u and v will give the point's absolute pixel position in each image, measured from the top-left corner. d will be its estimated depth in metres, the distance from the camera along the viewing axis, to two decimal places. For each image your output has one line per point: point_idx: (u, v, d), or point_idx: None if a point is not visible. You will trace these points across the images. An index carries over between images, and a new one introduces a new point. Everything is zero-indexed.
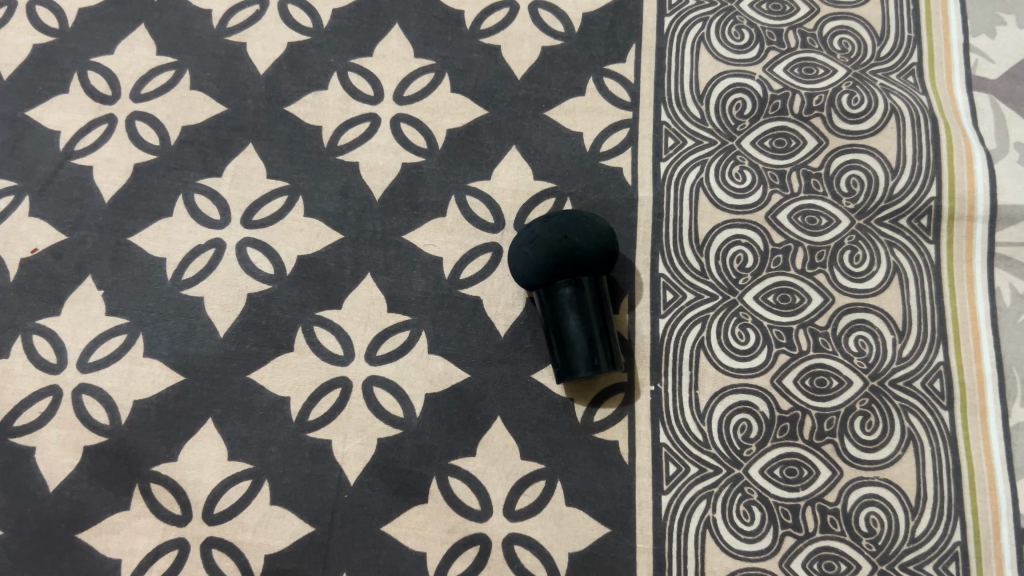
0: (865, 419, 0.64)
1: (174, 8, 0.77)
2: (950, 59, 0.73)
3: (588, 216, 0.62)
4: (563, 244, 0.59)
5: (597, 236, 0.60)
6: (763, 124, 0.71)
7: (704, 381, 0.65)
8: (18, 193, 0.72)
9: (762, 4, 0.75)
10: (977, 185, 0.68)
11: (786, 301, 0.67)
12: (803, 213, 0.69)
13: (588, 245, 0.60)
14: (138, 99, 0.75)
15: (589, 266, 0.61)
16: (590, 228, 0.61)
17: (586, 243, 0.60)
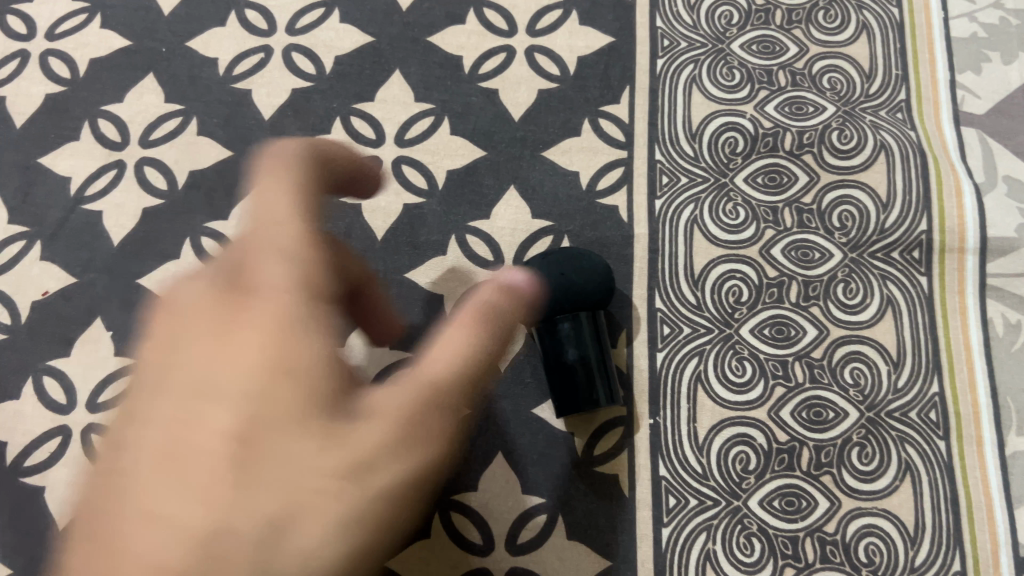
0: (863, 449, 0.65)
1: (181, 57, 0.80)
2: (937, 95, 0.75)
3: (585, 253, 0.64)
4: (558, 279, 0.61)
5: (592, 273, 0.62)
6: (755, 161, 0.73)
7: (702, 414, 0.66)
8: (30, 238, 0.74)
9: (752, 45, 0.77)
10: (967, 218, 0.70)
11: (782, 334, 0.68)
12: (796, 248, 0.70)
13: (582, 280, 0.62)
14: (146, 145, 0.77)
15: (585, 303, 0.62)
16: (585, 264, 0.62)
17: (581, 280, 0.61)
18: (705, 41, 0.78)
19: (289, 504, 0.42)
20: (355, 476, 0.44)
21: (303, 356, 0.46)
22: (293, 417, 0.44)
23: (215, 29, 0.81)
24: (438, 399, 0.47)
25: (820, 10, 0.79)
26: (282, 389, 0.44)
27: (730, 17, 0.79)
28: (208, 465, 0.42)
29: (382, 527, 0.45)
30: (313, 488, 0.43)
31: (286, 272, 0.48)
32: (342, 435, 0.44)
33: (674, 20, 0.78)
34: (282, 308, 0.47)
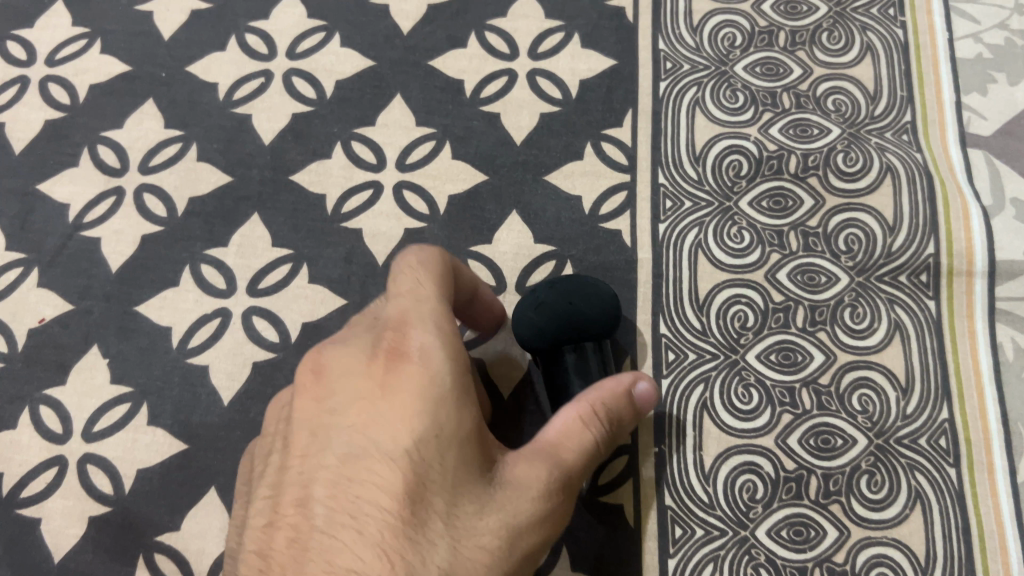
0: (872, 477, 0.64)
1: (182, 83, 0.80)
2: (943, 116, 0.74)
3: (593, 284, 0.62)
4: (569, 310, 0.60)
5: (603, 303, 0.61)
6: (759, 184, 0.72)
7: (708, 442, 0.65)
8: (27, 264, 0.74)
9: (756, 67, 0.77)
10: (975, 241, 0.69)
11: (789, 360, 0.67)
12: (802, 272, 0.69)
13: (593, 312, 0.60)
14: (146, 171, 0.76)
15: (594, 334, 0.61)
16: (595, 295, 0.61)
17: (593, 310, 0.60)
18: (708, 64, 0.77)
19: (455, 559, 0.44)
20: (520, 539, 0.47)
21: (462, 428, 0.47)
22: (456, 477, 0.46)
23: (216, 54, 0.81)
24: (577, 474, 0.51)
25: (823, 32, 0.78)
26: (449, 457, 0.46)
27: (733, 39, 0.78)
28: (382, 523, 0.45)
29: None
30: (489, 543, 0.45)
31: (445, 348, 0.49)
32: (509, 505, 0.47)
33: (677, 43, 0.78)
34: (434, 384, 0.48)
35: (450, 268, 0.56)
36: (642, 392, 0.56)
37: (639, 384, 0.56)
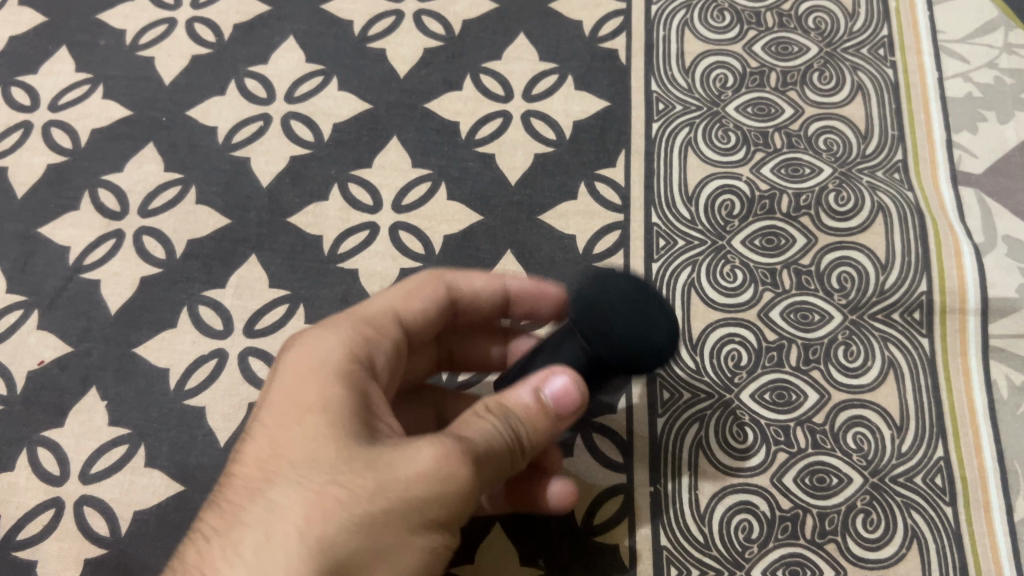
0: (867, 516, 0.63)
1: (182, 127, 0.81)
2: (934, 155, 0.75)
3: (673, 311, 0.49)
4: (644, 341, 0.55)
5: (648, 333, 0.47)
6: (752, 223, 0.73)
7: (704, 481, 0.65)
8: (27, 306, 0.74)
9: (747, 107, 0.78)
10: (967, 279, 0.69)
11: (783, 399, 0.67)
12: (795, 310, 0.70)
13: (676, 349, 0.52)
14: (145, 214, 0.77)
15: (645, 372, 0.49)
16: (640, 321, 0.47)
17: None
18: (700, 104, 0.78)
19: (293, 503, 0.42)
20: (387, 492, 0.42)
21: (328, 394, 0.46)
22: (318, 436, 0.44)
23: (215, 98, 0.82)
24: (470, 441, 0.45)
25: (814, 72, 0.79)
26: (312, 418, 0.45)
27: (724, 80, 0.79)
28: (236, 487, 0.44)
29: (412, 546, 0.43)
30: (342, 491, 0.42)
31: (345, 336, 0.50)
32: (376, 461, 0.43)
33: (669, 84, 0.79)
34: (313, 352, 0.48)
35: (422, 280, 0.57)
36: (550, 399, 0.47)
37: (542, 389, 0.48)
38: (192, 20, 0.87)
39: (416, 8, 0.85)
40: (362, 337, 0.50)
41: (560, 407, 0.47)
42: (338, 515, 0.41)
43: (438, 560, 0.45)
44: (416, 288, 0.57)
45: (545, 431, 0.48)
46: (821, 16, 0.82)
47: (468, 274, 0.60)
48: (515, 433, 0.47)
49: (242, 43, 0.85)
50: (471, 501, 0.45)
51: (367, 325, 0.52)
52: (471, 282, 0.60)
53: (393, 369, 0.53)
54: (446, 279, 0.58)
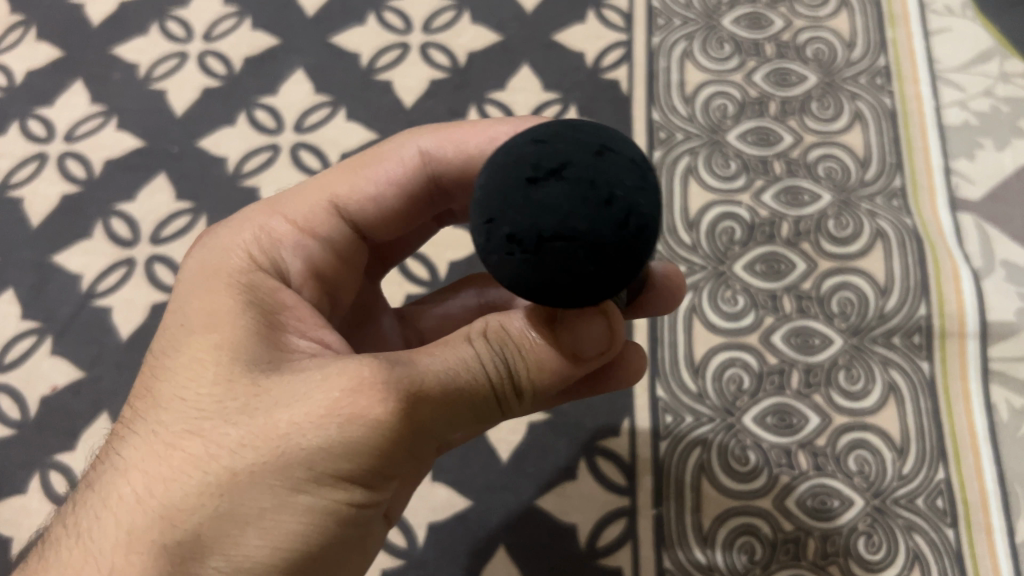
0: (869, 538, 0.64)
1: (192, 157, 0.83)
2: (932, 181, 0.76)
3: (577, 214, 0.31)
4: (602, 143, 0.33)
5: (554, 285, 0.32)
6: (753, 249, 0.74)
7: (707, 504, 0.65)
8: (41, 333, 0.76)
9: (748, 136, 0.79)
10: (966, 303, 0.70)
11: (785, 423, 0.68)
12: (796, 334, 0.71)
13: (632, 182, 0.32)
14: (157, 242, 0.79)
15: (618, 283, 0.33)
16: (539, 274, 0.32)
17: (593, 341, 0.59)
18: (700, 133, 0.80)
19: (153, 441, 0.41)
20: (262, 440, 0.38)
21: (224, 318, 0.44)
22: (201, 368, 0.42)
23: (225, 129, 0.84)
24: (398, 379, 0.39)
25: (813, 101, 0.81)
26: (203, 347, 0.43)
27: (725, 109, 0.81)
28: (126, 417, 0.44)
29: (294, 507, 0.38)
30: (212, 438, 0.39)
31: (261, 241, 0.49)
32: (262, 399, 0.40)
33: (670, 113, 0.81)
34: (222, 274, 0.47)
35: (388, 148, 0.54)
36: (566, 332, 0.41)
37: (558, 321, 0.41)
38: (204, 53, 0.89)
39: (422, 41, 0.87)
40: (280, 241, 0.50)
41: (583, 346, 0.41)
42: (203, 466, 0.39)
43: (352, 519, 0.40)
44: (372, 170, 0.54)
45: (551, 370, 0.41)
46: (821, 46, 0.83)
47: (443, 132, 0.54)
48: (506, 365, 0.41)
49: (252, 75, 0.87)
50: (382, 450, 0.39)
51: (292, 225, 0.51)
52: (441, 148, 0.54)
53: (323, 268, 0.51)
54: (421, 147, 0.54)
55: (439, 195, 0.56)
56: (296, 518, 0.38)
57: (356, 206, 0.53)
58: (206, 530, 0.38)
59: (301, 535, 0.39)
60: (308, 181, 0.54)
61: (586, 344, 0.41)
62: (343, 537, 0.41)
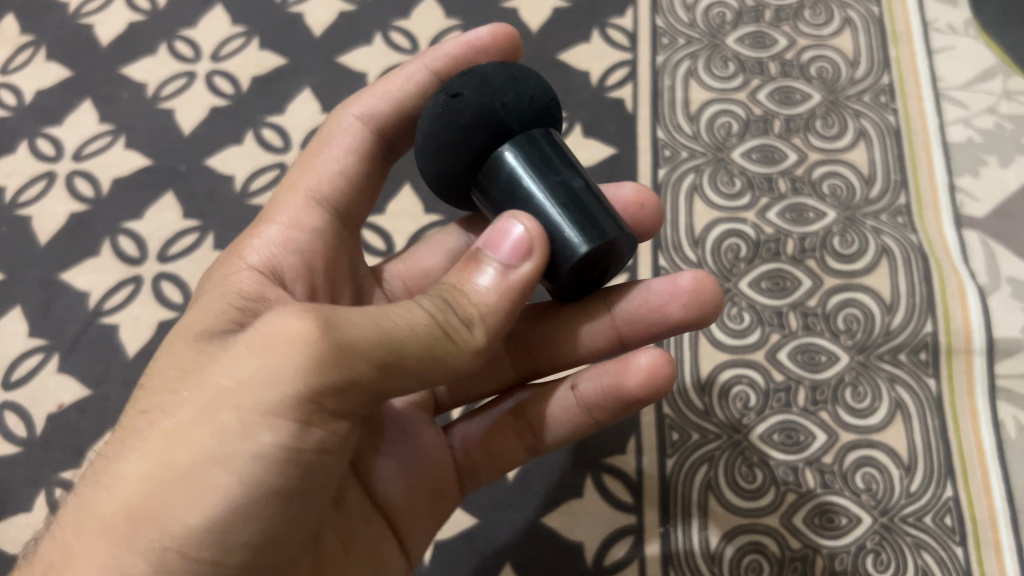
0: (877, 556, 0.63)
1: (199, 175, 0.83)
2: (937, 198, 0.76)
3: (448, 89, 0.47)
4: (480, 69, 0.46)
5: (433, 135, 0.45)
6: (759, 266, 0.74)
7: (714, 522, 0.65)
8: (48, 350, 0.76)
9: (752, 154, 0.80)
10: (972, 320, 0.70)
11: (792, 440, 0.67)
12: (803, 351, 0.71)
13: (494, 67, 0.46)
14: (164, 260, 0.79)
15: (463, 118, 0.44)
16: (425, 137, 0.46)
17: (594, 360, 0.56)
18: (705, 150, 0.80)
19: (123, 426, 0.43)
20: (197, 395, 0.40)
21: (200, 306, 0.47)
22: (170, 352, 0.44)
23: (233, 147, 0.85)
24: (321, 307, 0.40)
25: (817, 119, 0.81)
26: (177, 335, 0.46)
27: (729, 127, 0.81)
28: None
29: (223, 455, 0.38)
30: (158, 408, 0.41)
31: (253, 251, 0.51)
32: (205, 364, 0.41)
33: (674, 131, 0.81)
34: (211, 275, 0.51)
35: (337, 126, 0.57)
36: (493, 254, 0.44)
37: (491, 255, 0.44)
38: (212, 72, 0.90)
39: None
40: (270, 242, 0.52)
41: (509, 260, 0.43)
42: (148, 431, 0.40)
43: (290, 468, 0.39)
44: (330, 151, 0.56)
45: (492, 302, 0.43)
46: (824, 65, 0.84)
47: (369, 92, 0.57)
48: (444, 306, 0.42)
49: (259, 94, 0.88)
50: (304, 380, 0.38)
51: (277, 223, 0.53)
52: (373, 102, 0.56)
53: (318, 257, 0.53)
54: (359, 112, 0.57)
55: (391, 146, 0.59)
56: (224, 462, 0.38)
57: (326, 185, 0.56)
58: (138, 490, 0.38)
59: (231, 478, 0.38)
60: (279, 189, 0.57)
61: (513, 248, 0.43)
62: (285, 485, 0.40)
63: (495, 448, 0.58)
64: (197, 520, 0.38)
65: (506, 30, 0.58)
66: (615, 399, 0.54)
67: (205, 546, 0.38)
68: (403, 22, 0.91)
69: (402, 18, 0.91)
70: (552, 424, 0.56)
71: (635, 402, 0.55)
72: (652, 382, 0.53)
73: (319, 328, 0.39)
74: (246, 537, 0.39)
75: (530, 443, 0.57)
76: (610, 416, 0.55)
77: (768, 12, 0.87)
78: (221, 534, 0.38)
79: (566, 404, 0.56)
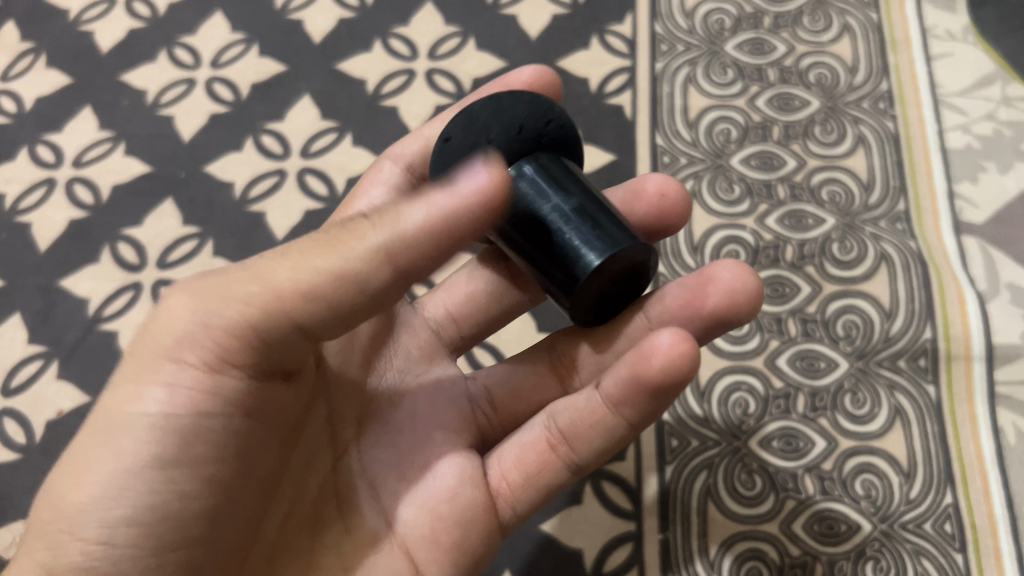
0: (877, 563, 0.63)
1: (199, 182, 0.83)
2: (936, 204, 0.76)
3: None
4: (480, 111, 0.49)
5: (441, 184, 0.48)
6: (758, 273, 0.74)
7: (713, 529, 0.65)
8: (47, 357, 0.76)
9: (751, 160, 0.80)
10: (972, 327, 0.70)
11: (791, 447, 0.67)
12: (801, 358, 0.71)
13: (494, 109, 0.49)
14: (163, 267, 0.79)
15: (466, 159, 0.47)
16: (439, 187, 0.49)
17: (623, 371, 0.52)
18: (704, 157, 0.80)
19: None
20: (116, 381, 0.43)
21: None
22: None
23: (232, 154, 0.85)
24: (200, 280, 0.42)
25: (816, 125, 0.81)
26: None
27: (728, 133, 0.81)
28: None
29: (112, 418, 0.41)
30: None
31: None
32: None
33: (674, 137, 0.81)
34: None
35: (374, 168, 0.62)
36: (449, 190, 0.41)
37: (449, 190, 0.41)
38: (211, 79, 0.90)
39: (428, 67, 0.88)
40: None
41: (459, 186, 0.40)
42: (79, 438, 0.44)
43: (170, 420, 0.40)
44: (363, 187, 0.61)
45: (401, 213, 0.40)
46: (823, 71, 0.84)
47: (406, 140, 0.63)
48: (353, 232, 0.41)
49: (259, 101, 0.88)
50: (177, 329, 0.40)
51: None
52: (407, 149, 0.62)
53: None
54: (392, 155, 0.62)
55: None
56: (103, 440, 0.40)
57: (359, 214, 0.60)
58: (49, 482, 0.42)
59: (110, 453, 0.40)
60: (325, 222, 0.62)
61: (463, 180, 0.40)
62: (177, 443, 0.40)
63: (529, 467, 0.52)
64: (83, 498, 0.40)
65: (544, 76, 0.60)
66: (638, 388, 0.48)
67: (92, 502, 0.40)
68: (403, 28, 0.91)
69: (402, 25, 0.91)
70: (580, 428, 0.50)
71: (665, 393, 0.48)
72: (674, 363, 0.47)
73: (186, 297, 0.41)
74: (136, 512, 0.40)
75: (565, 454, 0.52)
76: (640, 415, 0.49)
77: (767, 18, 0.88)
78: (105, 510, 0.40)
79: (591, 404, 0.50)
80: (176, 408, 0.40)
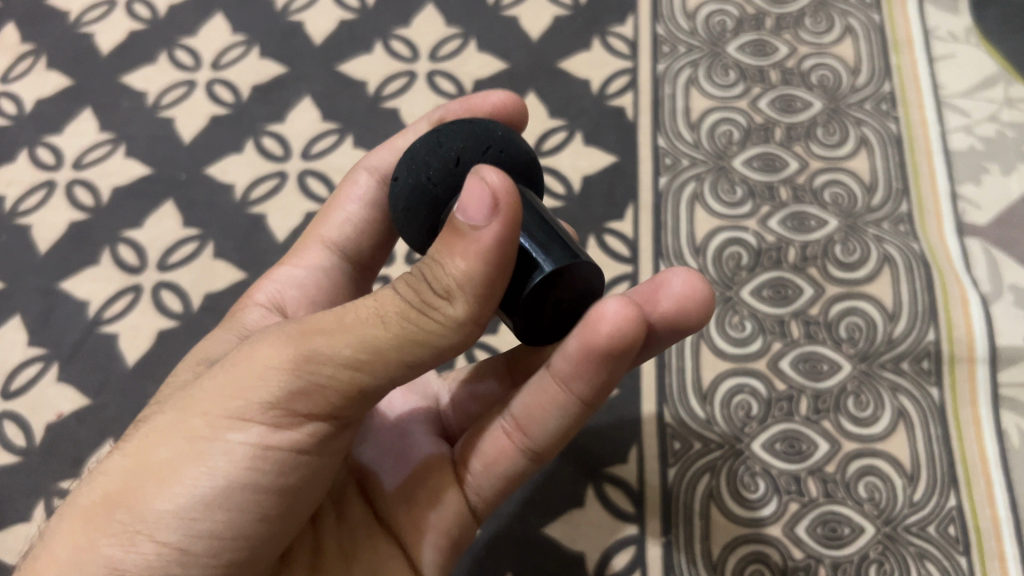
0: (881, 566, 0.63)
1: (200, 184, 0.83)
2: (938, 206, 0.76)
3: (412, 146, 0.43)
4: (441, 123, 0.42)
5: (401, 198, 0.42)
6: (760, 275, 0.74)
7: (716, 532, 0.65)
8: (47, 360, 0.76)
9: (753, 162, 0.79)
10: (975, 329, 0.70)
11: (794, 449, 0.67)
12: (804, 360, 0.70)
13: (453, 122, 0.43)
14: (164, 269, 0.79)
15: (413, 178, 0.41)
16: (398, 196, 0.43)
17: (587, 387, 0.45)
18: (706, 158, 0.80)
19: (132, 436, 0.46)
20: (188, 401, 0.42)
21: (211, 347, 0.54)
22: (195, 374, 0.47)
23: (233, 156, 0.84)
24: (303, 323, 0.40)
25: (818, 127, 0.81)
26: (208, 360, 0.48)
27: (730, 135, 0.81)
28: None
29: (199, 450, 0.40)
30: (155, 418, 0.43)
31: (266, 295, 0.59)
32: (204, 376, 0.44)
33: (675, 139, 0.81)
34: (238, 307, 0.59)
35: (350, 176, 0.60)
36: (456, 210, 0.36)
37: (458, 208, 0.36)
38: (212, 81, 0.90)
39: (429, 69, 0.88)
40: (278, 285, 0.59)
41: (465, 211, 0.35)
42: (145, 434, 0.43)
43: (258, 462, 0.40)
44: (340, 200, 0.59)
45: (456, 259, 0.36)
46: (826, 73, 0.84)
47: (385, 148, 0.59)
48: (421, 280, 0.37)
49: (259, 102, 0.87)
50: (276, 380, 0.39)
51: (291, 266, 0.59)
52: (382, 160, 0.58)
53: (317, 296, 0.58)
54: (367, 167, 0.59)
55: None
56: (198, 458, 0.40)
57: (337, 230, 0.59)
58: (119, 480, 0.40)
59: (204, 472, 0.40)
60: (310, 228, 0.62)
61: (472, 195, 0.35)
62: (261, 480, 0.41)
63: (488, 456, 0.51)
64: (168, 508, 0.39)
65: (511, 101, 0.55)
66: (586, 361, 0.44)
67: (173, 531, 0.39)
68: (404, 30, 0.91)
69: (403, 26, 0.91)
70: (531, 412, 0.49)
71: (615, 366, 0.44)
72: (621, 333, 0.42)
73: (290, 344, 0.39)
74: (215, 529, 0.40)
75: (521, 440, 0.50)
76: (592, 391, 0.46)
77: (768, 20, 0.87)
78: (189, 525, 0.39)
79: (544, 385, 0.47)
80: (275, 443, 0.40)
